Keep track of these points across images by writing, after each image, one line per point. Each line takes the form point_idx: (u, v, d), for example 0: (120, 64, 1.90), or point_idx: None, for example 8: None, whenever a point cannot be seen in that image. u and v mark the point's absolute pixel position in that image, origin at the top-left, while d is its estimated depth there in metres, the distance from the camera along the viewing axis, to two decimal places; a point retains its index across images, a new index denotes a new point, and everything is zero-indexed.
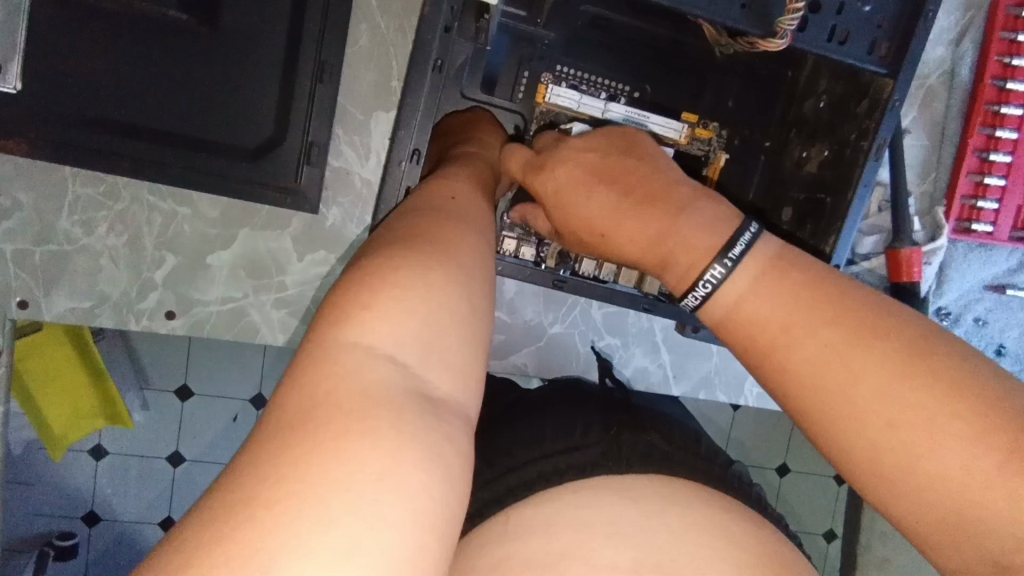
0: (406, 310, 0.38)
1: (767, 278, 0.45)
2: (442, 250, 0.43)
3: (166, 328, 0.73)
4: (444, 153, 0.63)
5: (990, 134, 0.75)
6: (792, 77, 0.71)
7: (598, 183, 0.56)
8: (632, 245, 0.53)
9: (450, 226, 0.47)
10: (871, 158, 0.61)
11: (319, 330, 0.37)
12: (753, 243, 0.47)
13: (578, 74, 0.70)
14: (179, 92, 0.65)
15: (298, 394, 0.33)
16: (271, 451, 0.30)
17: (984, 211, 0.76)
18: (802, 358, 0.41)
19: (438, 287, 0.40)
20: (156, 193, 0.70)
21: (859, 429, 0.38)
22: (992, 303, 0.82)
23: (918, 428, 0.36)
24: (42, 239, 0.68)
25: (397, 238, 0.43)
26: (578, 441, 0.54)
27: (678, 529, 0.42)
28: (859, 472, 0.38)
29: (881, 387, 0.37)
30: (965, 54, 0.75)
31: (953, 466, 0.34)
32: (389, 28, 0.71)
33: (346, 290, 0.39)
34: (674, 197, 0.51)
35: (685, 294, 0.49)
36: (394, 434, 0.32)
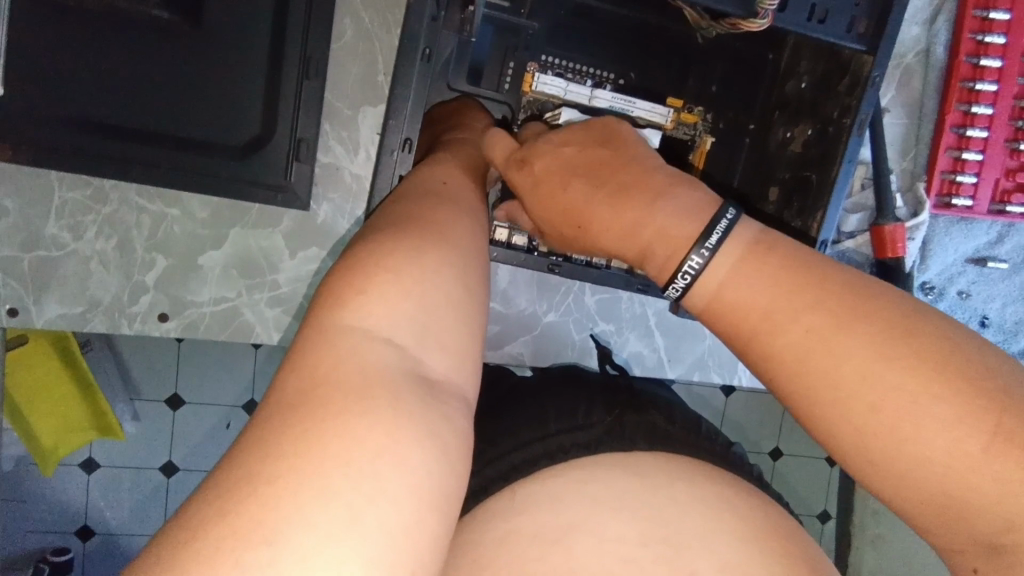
0: (402, 293, 0.38)
1: (746, 261, 0.45)
2: (435, 235, 0.44)
3: (160, 330, 0.73)
4: (435, 140, 0.64)
5: (967, 111, 0.77)
6: (774, 59, 0.72)
7: (574, 174, 0.56)
8: (608, 235, 0.53)
9: (443, 210, 0.47)
10: (854, 134, 0.62)
11: (319, 310, 0.37)
12: (731, 229, 0.47)
13: (564, 64, 0.71)
14: (165, 94, 0.66)
15: (298, 374, 0.33)
16: (272, 429, 0.30)
17: (963, 185, 0.78)
18: (784, 330, 0.41)
19: (431, 268, 0.40)
20: (143, 194, 0.69)
21: (840, 396, 0.38)
22: (974, 275, 0.84)
23: (897, 391, 0.37)
24: (29, 245, 0.67)
25: (392, 223, 0.44)
26: (581, 419, 0.55)
27: (681, 501, 0.43)
28: (840, 441, 0.39)
29: (862, 354, 0.38)
30: (939, 32, 0.76)
31: (934, 428, 0.35)
32: (374, 22, 0.71)
33: (342, 275, 0.39)
34: (651, 183, 0.52)
35: (667, 285, 0.49)
36: (393, 413, 0.32)
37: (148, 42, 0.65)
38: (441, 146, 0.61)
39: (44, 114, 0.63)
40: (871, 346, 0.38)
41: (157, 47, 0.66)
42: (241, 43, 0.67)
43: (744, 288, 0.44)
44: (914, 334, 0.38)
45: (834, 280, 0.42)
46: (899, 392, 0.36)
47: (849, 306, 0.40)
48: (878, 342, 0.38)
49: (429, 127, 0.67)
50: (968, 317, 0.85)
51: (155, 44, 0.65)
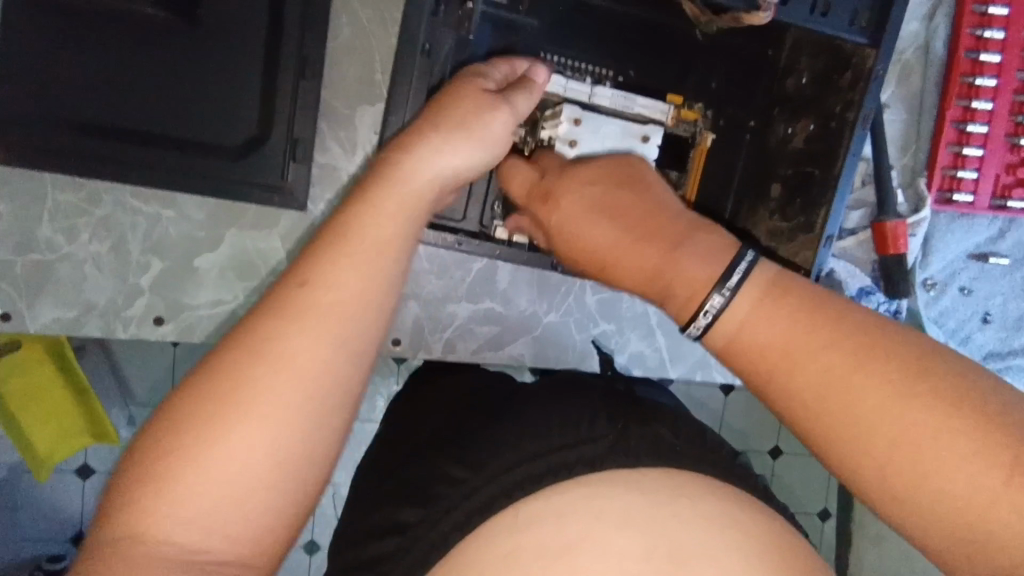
0: (288, 362, 0.36)
1: (767, 301, 0.44)
2: (366, 266, 0.40)
3: (156, 334, 0.71)
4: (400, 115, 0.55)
5: (967, 106, 0.76)
6: (773, 55, 0.72)
7: (600, 210, 0.55)
8: (632, 277, 0.53)
9: (370, 219, 0.42)
10: (858, 129, 0.62)
11: (224, 351, 0.37)
12: (751, 271, 0.46)
13: (563, 61, 0.70)
14: (160, 95, 0.66)
15: (169, 422, 0.35)
16: (132, 484, 0.34)
17: (963, 180, 0.78)
18: (804, 366, 0.41)
19: (332, 329, 0.38)
20: (139, 196, 0.68)
21: (857, 428, 0.38)
22: (975, 271, 0.84)
23: (915, 426, 0.37)
24: (23, 248, 0.66)
25: (318, 248, 0.40)
26: (587, 431, 0.50)
27: (688, 518, 0.42)
28: (863, 473, 0.39)
29: (879, 390, 0.38)
30: (938, 28, 0.76)
31: (953, 464, 0.36)
32: (371, 20, 0.70)
33: (250, 321, 0.38)
34: (672, 230, 0.52)
35: (687, 324, 0.48)
36: (222, 499, 0.34)
37: (143, 41, 0.65)
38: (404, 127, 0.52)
39: (40, 117, 0.63)
40: (883, 382, 0.38)
41: (152, 46, 0.66)
42: (237, 42, 0.67)
43: (762, 313, 0.44)
44: (927, 370, 0.38)
45: (849, 317, 0.41)
46: (918, 428, 0.37)
47: (865, 345, 0.40)
48: (896, 381, 0.38)
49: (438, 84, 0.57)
50: (969, 314, 0.85)
51: (151, 43, 0.65)
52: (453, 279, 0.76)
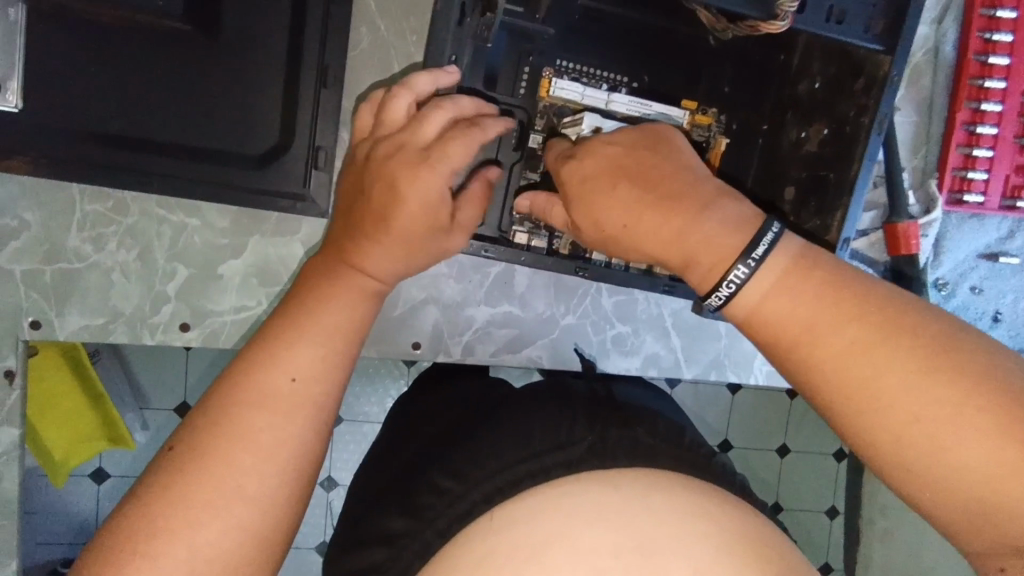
0: (264, 437, 0.44)
1: (792, 275, 0.44)
2: (326, 349, 0.48)
3: (181, 340, 0.72)
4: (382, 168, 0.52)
5: (976, 108, 0.77)
6: (784, 60, 0.73)
7: (621, 173, 0.51)
8: (653, 242, 0.49)
9: (358, 252, 0.52)
10: (873, 132, 0.63)
11: (203, 425, 0.43)
12: (777, 243, 0.45)
13: (579, 68, 0.71)
14: (182, 106, 0.67)
15: (156, 490, 0.41)
16: (147, 508, 0.41)
17: (974, 181, 0.79)
18: (825, 338, 0.41)
19: (298, 406, 0.45)
20: (164, 206, 0.70)
21: (876, 404, 0.39)
22: (986, 271, 0.84)
23: (936, 399, 0.38)
24: (51, 258, 0.68)
25: (294, 314, 0.49)
26: (566, 434, 0.52)
27: (700, 514, 0.43)
28: (877, 446, 0.40)
29: (905, 364, 0.39)
30: (947, 31, 0.77)
31: (972, 439, 0.37)
32: (389, 29, 0.71)
33: (223, 398, 0.44)
34: (696, 194, 0.48)
35: (709, 293, 0.46)
36: (206, 558, 0.40)
37: (166, 53, 0.67)
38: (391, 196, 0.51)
39: (67, 129, 0.64)
40: (908, 359, 0.39)
41: (174, 57, 0.67)
42: (258, 53, 0.68)
43: (784, 286, 0.44)
44: (954, 349, 0.39)
45: (873, 294, 0.42)
46: (941, 404, 0.38)
47: (888, 320, 0.41)
48: (922, 357, 0.39)
49: (395, 149, 0.53)
50: (980, 313, 0.85)
51: (174, 54, 0.66)
52: (471, 282, 0.77)
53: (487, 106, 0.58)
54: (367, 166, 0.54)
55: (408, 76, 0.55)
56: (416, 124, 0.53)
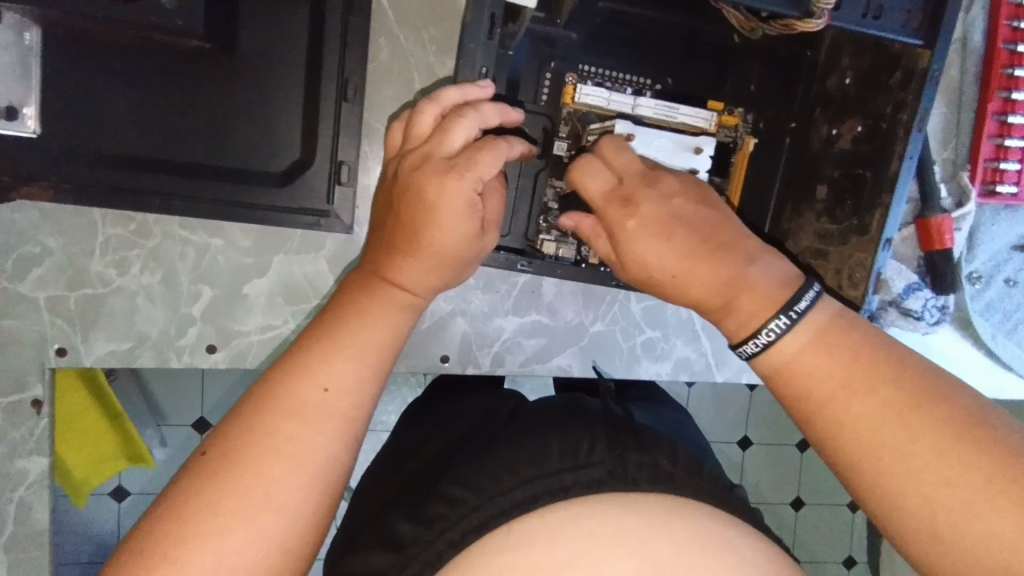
0: (293, 445, 0.40)
1: (827, 335, 0.44)
2: (365, 357, 0.44)
3: (208, 362, 0.71)
4: (405, 179, 0.48)
5: (1007, 97, 0.75)
6: (812, 56, 0.71)
7: (673, 216, 0.49)
8: (700, 288, 0.48)
9: (403, 257, 0.47)
10: (913, 130, 0.61)
11: (236, 428, 0.40)
12: (816, 302, 0.46)
13: (602, 72, 0.70)
14: (202, 126, 0.67)
15: (183, 495, 0.38)
16: (176, 512, 0.38)
17: (1007, 172, 0.76)
18: (860, 400, 0.42)
19: (330, 415, 0.41)
20: (186, 227, 0.69)
21: (913, 468, 0.39)
22: (1021, 262, 0.81)
23: (965, 466, 0.38)
24: (75, 284, 0.67)
25: (328, 321, 0.45)
26: (584, 456, 0.47)
27: (731, 529, 0.43)
28: (903, 510, 0.40)
29: (935, 432, 0.39)
30: (976, 20, 0.76)
31: (1005, 515, 0.37)
32: (408, 39, 0.70)
33: (256, 403, 0.41)
34: (743, 248, 0.49)
35: (743, 340, 0.47)
36: (231, 568, 0.37)
37: (184, 72, 0.66)
38: (416, 211, 0.47)
39: (87, 152, 0.64)
40: (939, 430, 0.39)
41: (192, 75, 0.66)
42: (276, 68, 0.67)
43: (818, 348, 0.44)
44: (983, 421, 0.40)
45: (908, 364, 0.43)
46: (972, 478, 0.38)
47: (918, 387, 0.41)
48: (952, 427, 0.39)
49: (420, 161, 0.48)
50: (1017, 306, 0.82)
51: (194, 73, 0.66)
52: (498, 292, 0.76)
53: (514, 111, 0.51)
54: (388, 182, 0.51)
55: (436, 89, 0.50)
56: (443, 131, 0.48)
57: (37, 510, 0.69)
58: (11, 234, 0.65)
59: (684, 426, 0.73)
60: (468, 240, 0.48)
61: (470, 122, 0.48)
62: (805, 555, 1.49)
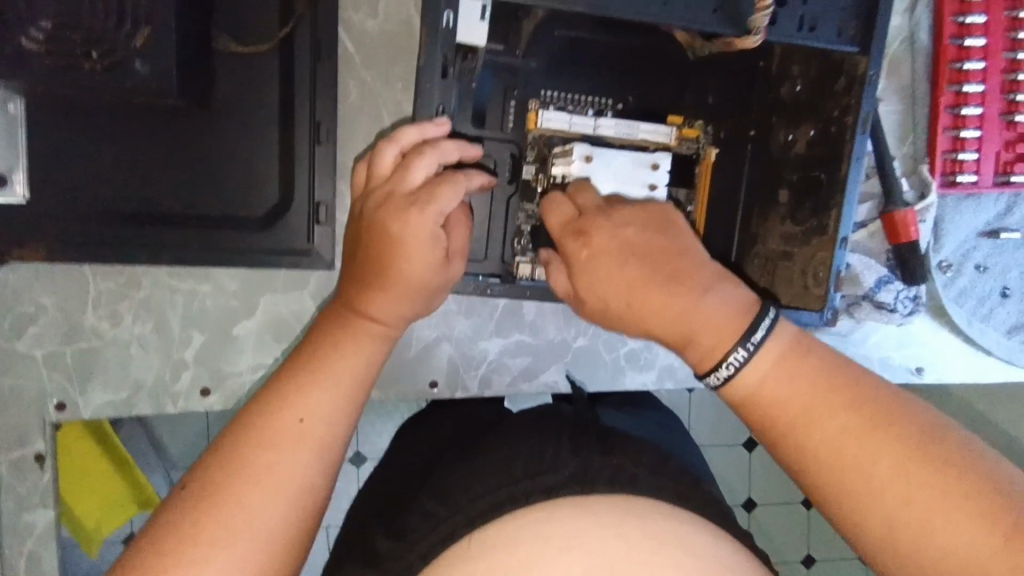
0: (270, 472, 0.42)
1: (788, 361, 0.46)
2: (341, 388, 0.46)
3: (204, 405, 0.73)
4: (371, 215, 0.50)
5: (958, 91, 0.78)
6: (765, 67, 0.74)
7: (628, 252, 0.52)
8: (657, 319, 0.50)
9: (375, 291, 0.50)
10: (859, 132, 0.65)
11: (218, 461, 0.42)
12: (774, 327, 0.47)
13: (564, 96, 0.73)
14: (183, 178, 0.70)
15: (166, 525, 0.40)
16: (159, 544, 0.39)
17: (965, 162, 0.79)
18: (819, 424, 0.43)
19: (308, 445, 0.44)
20: (175, 275, 0.71)
21: (872, 486, 0.41)
22: (989, 248, 0.83)
23: (922, 483, 0.40)
24: (70, 338, 0.69)
25: (305, 355, 0.47)
26: (548, 462, 0.48)
27: (697, 522, 0.44)
28: (866, 527, 0.42)
29: (893, 455, 0.41)
30: (920, 21, 0.78)
31: (959, 529, 0.39)
32: (377, 82, 0.72)
33: (238, 436, 0.43)
34: (700, 277, 0.50)
35: (708, 372, 0.48)
36: None
37: (161, 128, 0.69)
38: (386, 249, 0.49)
39: (75, 211, 0.67)
40: (895, 448, 0.41)
41: (171, 130, 0.69)
42: (251, 117, 0.71)
43: (781, 374, 0.46)
44: (938, 438, 0.42)
45: (868, 385, 0.44)
46: (928, 494, 0.40)
47: (876, 409, 0.43)
48: (908, 446, 0.41)
49: (385, 198, 0.50)
50: (988, 291, 0.84)
51: (172, 127, 0.69)
52: (480, 316, 0.78)
53: (472, 146, 0.53)
54: (355, 222, 0.53)
55: (394, 129, 0.52)
56: (404, 169, 0.51)
57: (46, 561, 0.71)
58: (6, 295, 0.67)
59: (669, 430, 0.74)
60: (434, 273, 0.51)
61: (427, 161, 0.51)
62: (819, 553, 1.49)
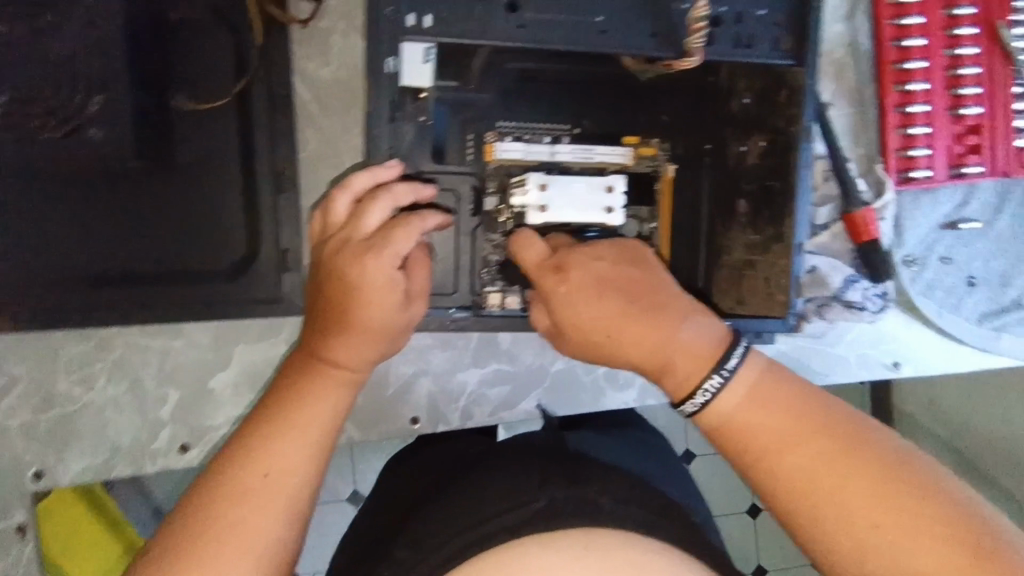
0: (238, 531, 0.42)
1: (760, 389, 0.48)
2: (306, 440, 0.47)
3: (184, 462, 0.73)
4: (328, 263, 0.51)
5: (904, 90, 0.80)
6: (714, 81, 0.75)
7: (610, 286, 0.52)
8: (637, 349, 0.51)
9: (340, 342, 0.50)
10: (804, 141, 0.66)
11: (184, 522, 0.42)
12: (747, 355, 0.49)
13: (519, 126, 0.74)
14: (147, 236, 0.70)
15: None
16: None
17: (918, 158, 0.81)
18: (791, 450, 0.45)
19: (276, 499, 0.44)
20: (145, 333, 0.71)
21: (844, 511, 0.42)
22: (951, 240, 0.84)
23: (890, 508, 0.41)
24: (43, 407, 0.69)
25: (270, 408, 0.48)
26: (516, 498, 0.49)
27: (662, 551, 0.44)
28: (840, 554, 0.42)
29: (862, 481, 0.43)
30: (860, 25, 0.81)
31: (928, 553, 0.40)
32: (334, 124, 0.73)
33: (204, 495, 0.44)
34: (675, 306, 0.52)
35: (683, 399, 0.50)
36: None
37: None
38: (355, 295, 0.50)
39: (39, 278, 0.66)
40: (864, 474, 0.43)
41: None
42: (212, 171, 0.71)
43: (753, 401, 0.47)
44: (905, 464, 0.43)
45: (836, 414, 0.46)
46: (897, 519, 0.41)
47: (844, 435, 0.45)
48: (876, 471, 0.43)
49: (340, 246, 0.51)
50: (954, 281, 0.84)
51: None
52: (456, 349, 0.79)
53: (426, 187, 0.54)
54: (314, 274, 0.53)
55: (347, 176, 0.53)
56: (358, 216, 0.52)
57: None
58: None
59: (651, 447, 0.75)
60: (398, 318, 0.51)
61: (381, 207, 0.52)
62: None
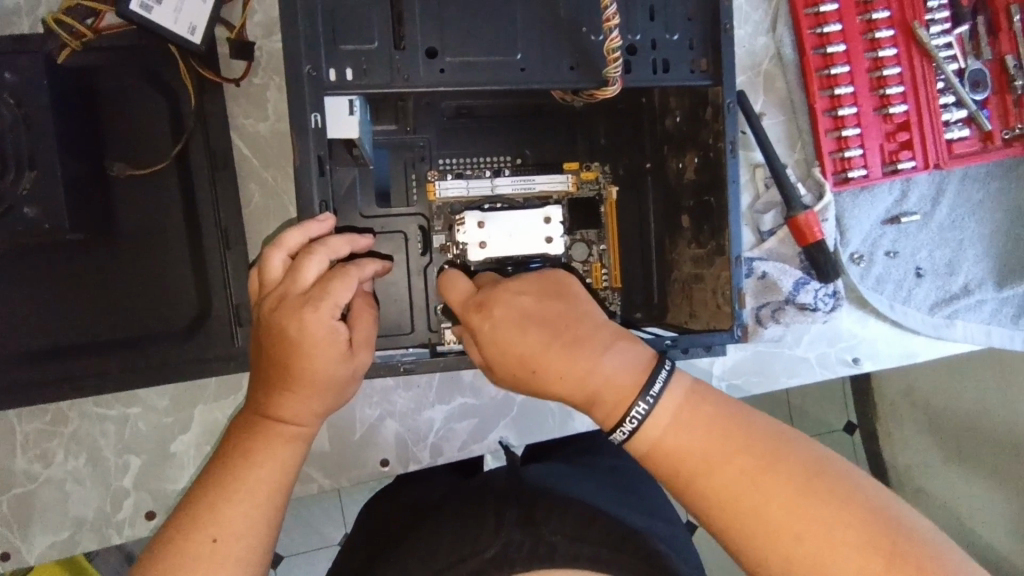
0: None
1: (684, 412, 0.49)
2: (252, 504, 0.48)
3: (150, 529, 0.71)
4: (268, 319, 0.51)
5: (831, 95, 0.83)
6: (647, 102, 0.77)
7: (534, 323, 0.52)
8: (564, 382, 0.51)
9: (283, 401, 0.51)
10: (731, 155, 0.67)
11: None
12: (669, 381, 0.50)
13: (458, 162, 0.75)
14: (100, 305, 0.71)
15: None
16: None
17: (853, 158, 0.83)
18: (717, 469, 0.46)
19: (226, 566, 0.47)
20: (100, 403, 0.70)
21: (769, 525, 0.44)
22: (895, 233, 0.87)
23: (810, 519, 0.43)
24: (4, 486, 0.69)
25: (218, 473, 0.49)
26: (470, 546, 0.51)
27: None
28: (767, 566, 0.44)
29: (784, 494, 0.44)
30: (784, 37, 0.83)
31: (847, 558, 0.42)
32: (276, 177, 0.72)
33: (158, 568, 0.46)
34: (598, 337, 0.52)
35: (613, 429, 0.50)
36: None
37: (70, 262, 0.70)
38: (287, 351, 0.50)
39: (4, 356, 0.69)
40: (785, 486, 0.45)
41: (81, 262, 0.71)
42: (159, 235, 0.72)
43: (680, 423, 0.49)
44: (823, 472, 0.45)
45: (758, 428, 0.48)
46: (817, 528, 0.43)
47: (763, 450, 0.46)
48: (795, 482, 0.45)
49: (279, 301, 0.51)
50: (902, 274, 0.87)
51: (81, 259, 0.71)
52: (420, 387, 0.79)
53: (361, 237, 0.55)
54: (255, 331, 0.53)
55: (279, 234, 0.53)
56: (295, 270, 0.51)
57: None
58: None
59: (619, 472, 0.75)
60: (333, 371, 0.51)
61: (315, 261, 0.51)
62: None
